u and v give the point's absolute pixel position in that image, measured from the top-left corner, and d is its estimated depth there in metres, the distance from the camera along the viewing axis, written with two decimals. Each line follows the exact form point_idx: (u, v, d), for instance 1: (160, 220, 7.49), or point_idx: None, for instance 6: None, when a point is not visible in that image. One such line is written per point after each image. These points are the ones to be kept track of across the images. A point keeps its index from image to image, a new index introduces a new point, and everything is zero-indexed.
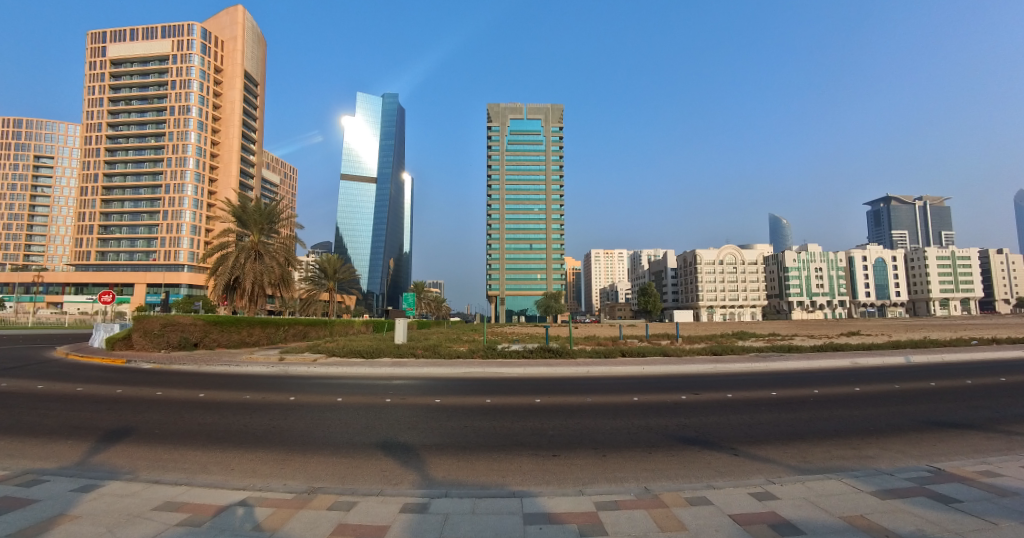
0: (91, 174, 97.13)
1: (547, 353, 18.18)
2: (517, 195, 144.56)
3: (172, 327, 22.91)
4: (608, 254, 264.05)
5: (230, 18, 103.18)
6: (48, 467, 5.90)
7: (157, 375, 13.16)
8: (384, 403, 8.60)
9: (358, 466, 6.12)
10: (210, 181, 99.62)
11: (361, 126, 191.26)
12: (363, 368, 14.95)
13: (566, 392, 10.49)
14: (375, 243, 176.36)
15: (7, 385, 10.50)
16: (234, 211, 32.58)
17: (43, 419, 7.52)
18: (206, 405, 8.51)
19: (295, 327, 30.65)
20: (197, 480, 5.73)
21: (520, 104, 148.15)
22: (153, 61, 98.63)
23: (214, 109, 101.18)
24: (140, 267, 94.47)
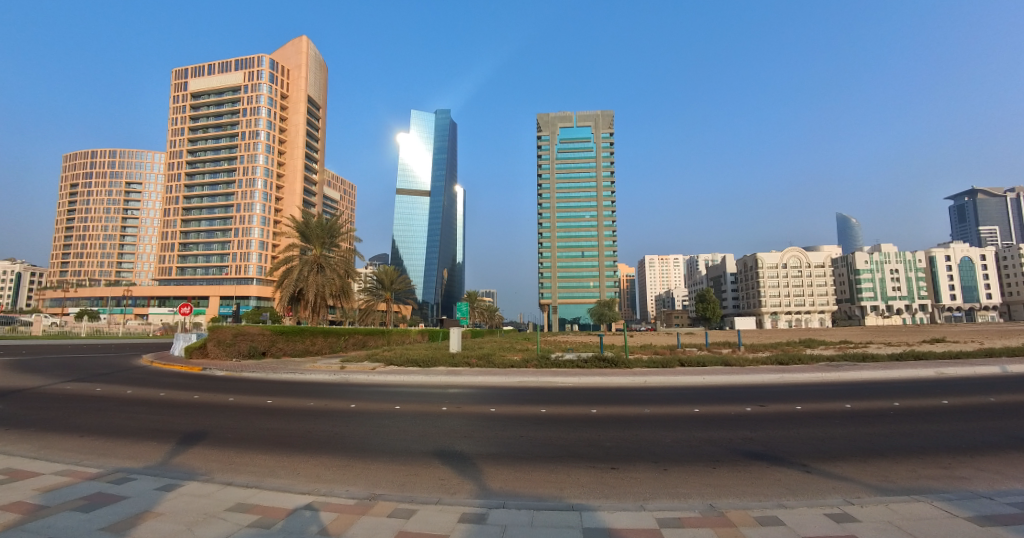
0: (175, 196, 106.47)
1: (601, 364, 17.72)
2: (568, 202, 144.20)
3: (242, 336, 24.40)
4: (663, 260, 256.31)
5: (295, 48, 110.72)
6: (135, 467, 6.37)
7: (228, 383, 13.98)
8: (439, 411, 8.65)
9: (416, 474, 6.18)
10: (277, 199, 106.07)
11: (414, 142, 196.57)
12: (418, 376, 15.24)
13: (621, 401, 10.19)
14: (429, 254, 181.64)
15: (101, 389, 11.52)
16: (298, 227, 34.37)
17: (128, 421, 8.17)
18: (271, 411, 8.94)
19: (354, 336, 31.78)
20: (266, 483, 5.99)
21: (570, 112, 147.58)
22: (228, 92, 106.81)
23: (281, 132, 108.33)
24: (215, 281, 101.43)
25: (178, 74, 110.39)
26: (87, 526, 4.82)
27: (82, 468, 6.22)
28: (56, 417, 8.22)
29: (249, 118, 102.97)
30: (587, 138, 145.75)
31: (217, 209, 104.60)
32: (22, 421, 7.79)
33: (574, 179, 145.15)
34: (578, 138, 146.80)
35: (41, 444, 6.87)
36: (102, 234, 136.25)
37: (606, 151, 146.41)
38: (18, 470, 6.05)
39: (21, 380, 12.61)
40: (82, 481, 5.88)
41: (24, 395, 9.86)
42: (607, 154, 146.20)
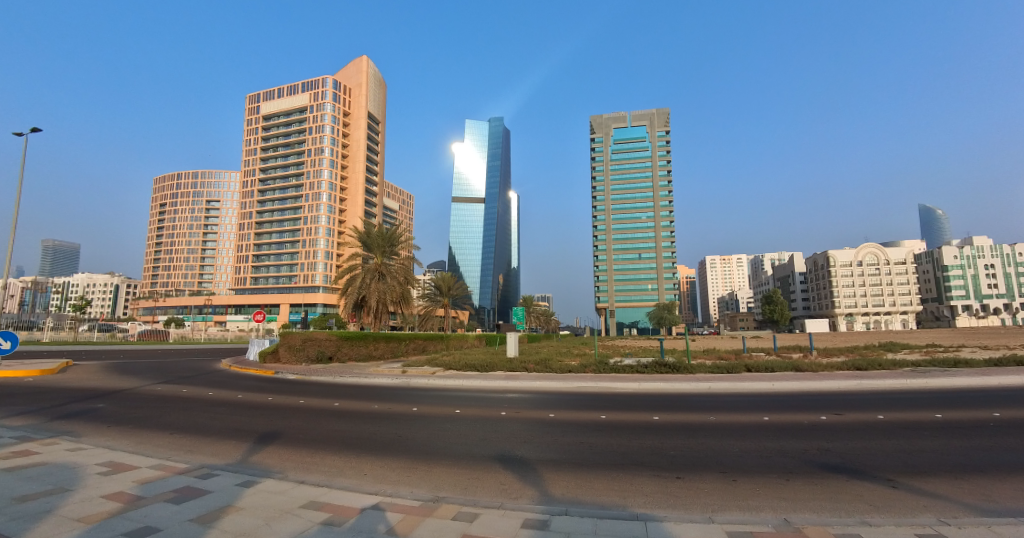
0: (249, 212, 114.47)
1: (662, 369, 17.22)
2: (624, 204, 141.85)
3: (311, 341, 25.81)
4: (726, 260, 245.34)
5: (356, 68, 116.23)
6: (218, 462, 6.79)
7: (298, 386, 14.74)
8: (498, 415, 8.70)
9: (477, 477, 6.23)
10: (340, 211, 111.32)
11: (469, 152, 199.50)
12: (477, 381, 15.45)
13: (684, 408, 9.86)
14: (485, 261, 184.25)
15: (188, 391, 12.52)
16: (361, 237, 35.81)
17: (211, 421, 8.80)
18: (338, 413, 9.36)
19: (414, 341, 32.72)
20: (336, 482, 6.21)
21: (624, 112, 145.98)
22: (295, 112, 113.67)
23: (343, 148, 113.71)
24: (285, 289, 107.95)
25: (251, 99, 118.99)
26: (177, 517, 5.21)
27: (172, 464, 6.72)
28: (152, 414, 9.04)
29: (315, 135, 109.04)
30: (642, 137, 143.24)
31: (286, 222, 111.13)
32: (124, 417, 8.62)
33: (629, 180, 142.73)
34: (633, 138, 144.64)
35: (137, 440, 7.50)
36: (186, 249, 148.84)
37: (663, 150, 142.97)
38: (121, 462, 6.67)
39: (121, 383, 13.99)
40: (173, 475, 6.38)
41: (127, 394, 10.98)
42: (664, 153, 142.57)
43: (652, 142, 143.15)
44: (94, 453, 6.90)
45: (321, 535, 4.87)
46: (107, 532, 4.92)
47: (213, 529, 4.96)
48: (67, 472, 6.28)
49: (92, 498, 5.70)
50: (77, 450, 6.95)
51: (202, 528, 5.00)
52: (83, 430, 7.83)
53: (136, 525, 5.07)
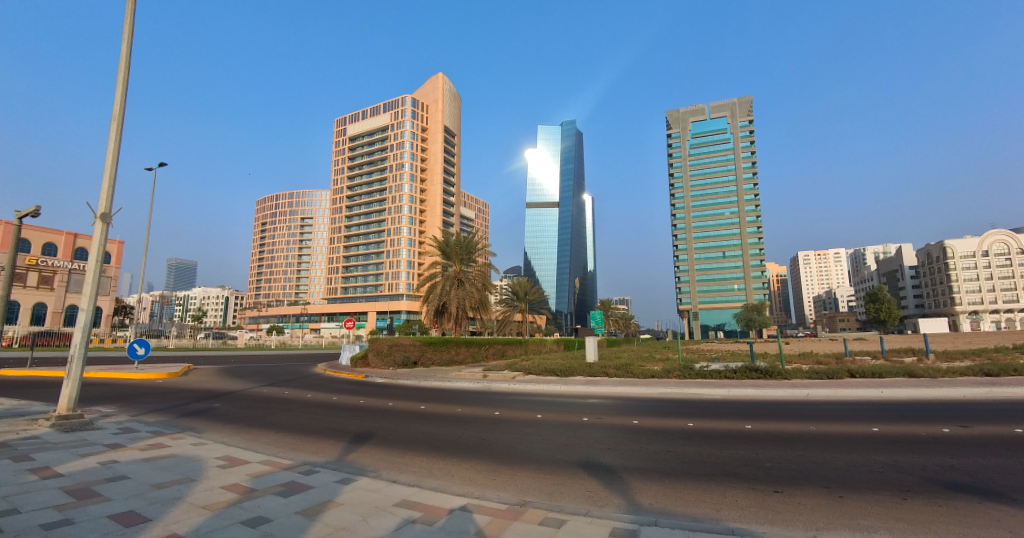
0: (338, 227, 123.37)
1: (753, 375, 16.18)
2: (704, 200, 135.81)
3: (397, 347, 26.83)
4: (821, 255, 224.57)
5: (433, 85, 120.95)
6: (318, 460, 7.12)
7: (386, 390, 15.59)
8: (580, 421, 8.60)
9: (563, 483, 5.95)
10: (420, 222, 116.18)
11: (541, 156, 200.30)
12: (556, 386, 15.51)
13: (783, 417, 9.16)
14: (561, 264, 184.23)
15: (292, 393, 13.71)
16: (440, 246, 37.26)
17: (310, 421, 9.50)
18: (424, 417, 9.71)
19: (494, 346, 33.40)
20: (425, 482, 6.14)
21: (703, 105, 140.18)
22: (377, 132, 120.78)
23: (422, 161, 118.62)
24: (372, 298, 114.37)
25: (338, 123, 128.46)
26: (286, 510, 5.57)
27: (278, 459, 7.16)
28: (261, 414, 9.97)
29: (396, 152, 115.15)
30: (724, 130, 136.38)
31: (372, 235, 118.12)
32: (237, 416, 9.55)
33: (709, 175, 136.37)
34: (713, 131, 138.02)
35: (248, 437, 8.24)
36: (283, 262, 163.47)
37: (746, 141, 134.95)
38: (235, 456, 7.24)
39: (234, 385, 15.55)
40: (279, 470, 6.74)
41: (243, 396, 12.24)
42: (748, 144, 134.49)
43: (735, 133, 135.62)
44: (213, 448, 7.64)
45: (414, 534, 4.94)
46: (226, 519, 5.40)
47: (315, 525, 5.18)
48: (192, 463, 6.97)
49: (214, 488, 6.25)
50: (200, 443, 7.78)
51: (306, 522, 5.28)
52: (204, 427, 8.78)
53: (250, 514, 5.52)
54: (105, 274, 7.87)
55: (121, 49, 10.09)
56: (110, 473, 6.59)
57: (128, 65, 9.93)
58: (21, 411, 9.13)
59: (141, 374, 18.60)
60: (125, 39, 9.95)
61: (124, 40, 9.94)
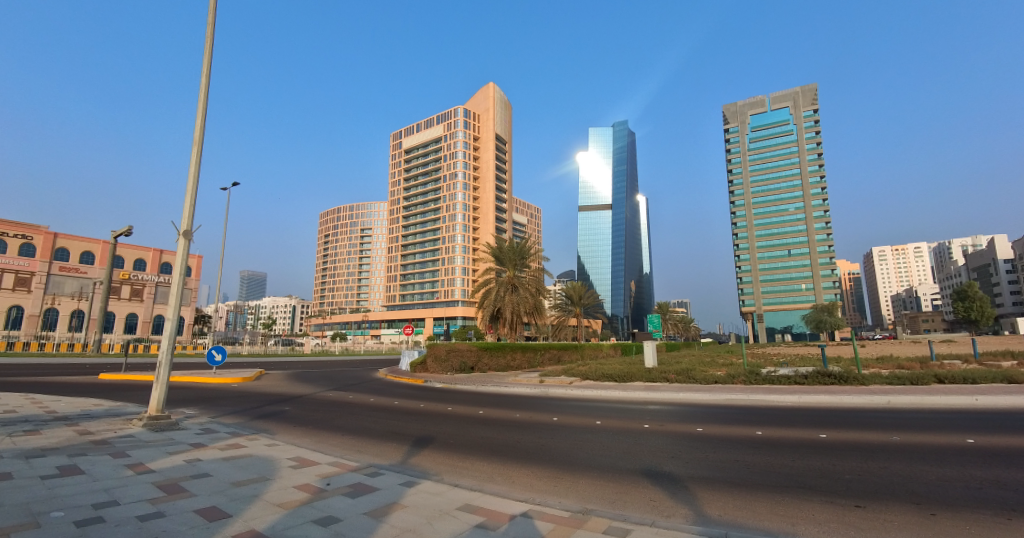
0: (395, 236, 128.05)
1: (826, 380, 15.27)
2: (766, 196, 129.87)
3: (454, 352, 27.53)
4: (899, 251, 206.86)
5: (484, 94, 122.84)
6: (382, 463, 7.30)
7: (446, 394, 15.95)
8: (641, 428, 8.43)
9: (625, 492, 5.79)
10: (473, 229, 118.19)
11: (593, 159, 198.64)
12: (615, 391, 15.29)
13: (862, 427, 8.57)
14: (615, 268, 181.49)
15: (356, 397, 14.34)
16: (493, 252, 37.68)
17: (372, 424, 9.87)
18: (483, 421, 9.88)
19: (550, 351, 33.34)
20: (487, 488, 6.10)
21: (763, 96, 133.89)
22: (431, 143, 124.43)
23: (475, 170, 120.70)
24: (429, 304, 117.40)
25: (394, 138, 133.73)
26: (355, 509, 5.69)
27: (345, 462, 7.39)
28: (328, 417, 10.48)
29: (450, 162, 118.18)
30: (786, 121, 129.86)
31: (428, 243, 121.57)
32: (307, 419, 10.07)
33: (770, 169, 130.39)
34: (775, 123, 131.58)
35: (316, 439, 8.69)
36: (345, 272, 171.42)
37: (811, 131, 127.59)
38: (305, 458, 7.58)
39: (302, 389, 16.46)
40: (347, 471, 6.92)
41: (311, 399, 12.90)
42: (813, 135, 127.07)
43: (798, 124, 128.62)
44: (285, 449, 8.09)
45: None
46: (299, 517, 5.65)
47: (381, 526, 5.27)
48: (267, 463, 7.37)
49: (288, 487, 6.50)
50: (273, 445, 8.23)
51: (374, 522, 5.39)
52: (276, 429, 9.32)
53: (322, 512, 5.72)
54: (187, 287, 8.46)
55: (201, 74, 10.78)
56: (195, 470, 7.09)
57: (208, 90, 10.60)
58: (118, 411, 10.02)
59: (219, 378, 20.03)
60: (206, 66, 10.64)
61: (204, 68, 10.63)
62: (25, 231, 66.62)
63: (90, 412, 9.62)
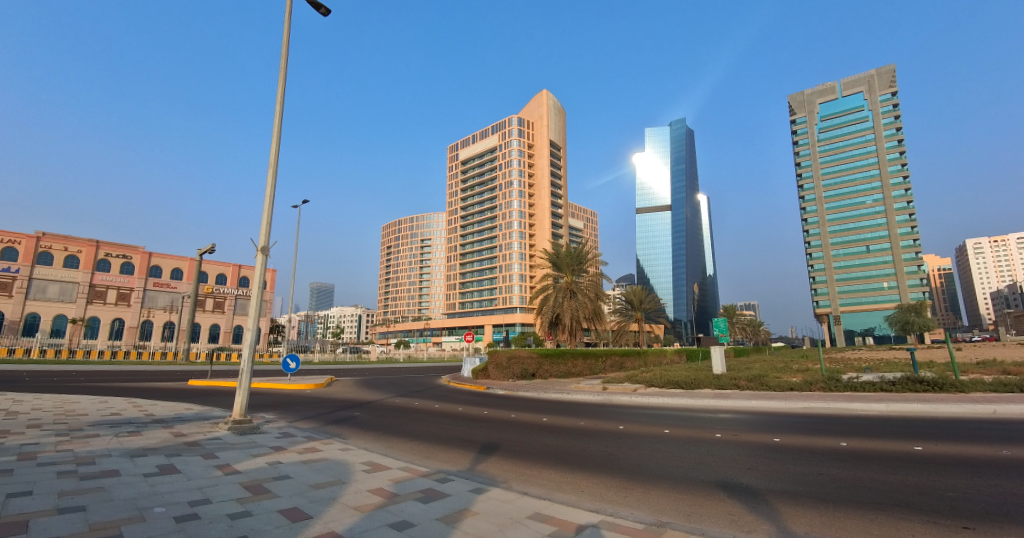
0: (454, 245, 132.02)
1: (917, 387, 14.14)
2: (839, 189, 121.98)
3: (514, 359, 27.63)
4: (999, 241, 185.98)
5: (538, 102, 123.57)
6: (451, 469, 7.46)
7: (508, 401, 16.13)
8: (713, 438, 8.12)
9: (701, 504, 5.59)
10: (530, 236, 118.88)
11: (650, 160, 194.57)
12: (683, 399, 14.86)
13: (970, 440, 7.74)
14: (677, 270, 176.56)
15: (423, 403, 14.78)
16: (551, 258, 37.93)
17: (439, 431, 10.10)
18: (547, 429, 9.89)
19: (612, 358, 32.96)
20: (556, 496, 6.09)
21: (833, 82, 126.05)
22: (487, 153, 127.26)
23: (530, 177, 121.59)
24: (488, 311, 119.23)
25: (451, 150, 138.43)
26: (428, 515, 5.85)
27: (415, 467, 7.61)
28: (396, 423, 10.86)
29: (505, 170, 120.21)
30: (861, 108, 121.42)
31: (485, 251, 123.97)
32: (376, 425, 10.47)
33: (843, 159, 122.53)
34: (847, 110, 123.52)
35: (387, 444, 9.03)
36: (406, 281, 178.09)
37: (890, 116, 118.39)
38: (377, 463, 7.87)
39: (371, 395, 17.14)
40: (418, 477, 7.13)
41: (380, 405, 13.44)
42: (891, 120, 118.04)
43: (874, 110, 119.85)
44: (358, 453, 8.42)
45: None
46: (376, 521, 5.88)
47: (456, 531, 5.39)
48: (342, 467, 7.73)
49: (363, 490, 6.76)
50: (347, 449, 8.63)
51: (447, 528, 5.51)
52: (349, 433, 9.78)
53: (396, 517, 5.91)
54: (265, 301, 9.02)
55: (276, 98, 11.51)
56: (278, 472, 7.55)
57: (282, 114, 11.28)
58: (207, 415, 10.88)
59: (295, 384, 21.31)
60: (279, 90, 11.31)
61: (279, 93, 11.31)
62: (125, 251, 73.87)
63: (183, 416, 10.51)
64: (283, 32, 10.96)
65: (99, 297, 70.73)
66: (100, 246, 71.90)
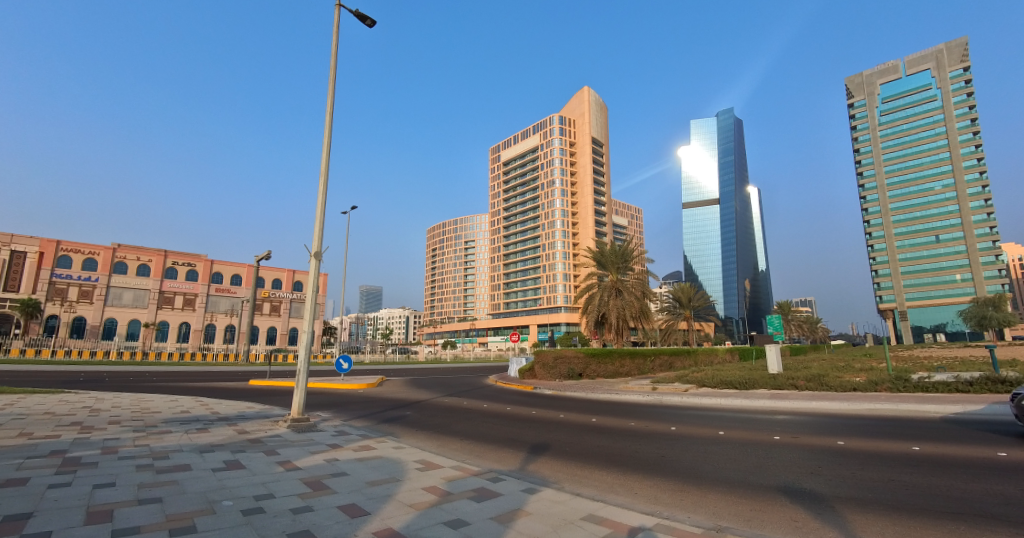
0: (497, 246, 133.53)
1: (1000, 387, 13.19)
2: (903, 176, 114.80)
3: (561, 359, 27.68)
4: None
5: (579, 99, 122.29)
6: (503, 468, 7.56)
7: (555, 401, 16.13)
8: (771, 440, 7.86)
9: (761, 510, 5.42)
10: (573, 234, 117.99)
11: (698, 152, 189.68)
12: (737, 400, 14.43)
13: None
14: (727, 267, 171.35)
15: (472, 403, 15.04)
16: (595, 256, 37.63)
17: (488, 431, 10.25)
18: (596, 430, 9.84)
19: (660, 357, 32.24)
20: (609, 498, 6.06)
21: (896, 61, 118.84)
22: (528, 153, 127.44)
23: (572, 175, 120.76)
24: (532, 311, 119.59)
25: (493, 152, 139.89)
26: (483, 514, 5.92)
27: (467, 466, 7.73)
28: (446, 422, 11.09)
29: (547, 170, 120.15)
30: (928, 86, 113.30)
31: (528, 251, 124.55)
32: (427, 424, 10.76)
33: (907, 144, 115.04)
34: (913, 89, 115.65)
35: (438, 443, 9.25)
36: (451, 282, 181.59)
37: (962, 94, 109.53)
38: (430, 462, 8.06)
39: (421, 395, 17.56)
40: (469, 476, 7.24)
41: (430, 405, 13.74)
42: (964, 97, 108.83)
43: (944, 88, 111.34)
44: (411, 452, 8.67)
45: None
46: (431, 519, 6.01)
47: (512, 531, 5.46)
48: (396, 465, 7.95)
49: (417, 488, 6.95)
50: (400, 448, 8.88)
51: (501, 527, 5.58)
52: (401, 432, 10.08)
53: (451, 515, 6.04)
54: (319, 304, 9.38)
55: (326, 107, 11.86)
56: (335, 470, 7.86)
57: (332, 124, 11.61)
58: (268, 413, 11.44)
59: (347, 384, 22.10)
60: (328, 101, 11.67)
61: (329, 103, 11.68)
62: (190, 259, 78.39)
63: (245, 414, 11.11)
64: (331, 44, 11.29)
65: (168, 302, 75.55)
66: (167, 254, 76.55)
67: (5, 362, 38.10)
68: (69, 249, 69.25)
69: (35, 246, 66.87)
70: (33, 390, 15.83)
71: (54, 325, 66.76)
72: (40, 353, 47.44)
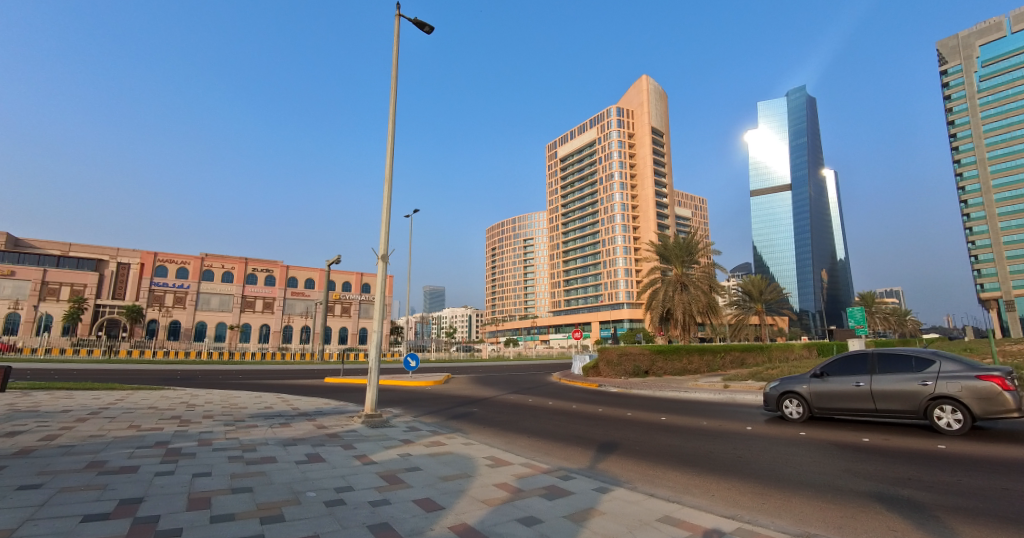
0: (557, 243, 134.08)
1: None
2: (1007, 147, 102.58)
3: (626, 356, 27.52)
4: None
5: (636, 88, 118.93)
6: (572, 466, 7.60)
7: (621, 399, 16.01)
8: (861, 444, 7.40)
9: (853, 517, 5.13)
10: (634, 229, 115.38)
11: (766, 135, 180.37)
12: None
13: None
14: (803, 257, 161.83)
15: (538, 400, 15.18)
16: (658, 249, 36.72)
17: (556, 429, 10.33)
18: (666, 430, 9.68)
19: (731, 353, 30.87)
20: (685, 500, 5.95)
21: (999, 17, 107.92)
22: (586, 148, 125.92)
23: (632, 168, 117.92)
24: (594, 308, 118.83)
25: (550, 149, 139.75)
26: (555, 512, 5.99)
27: (536, 464, 7.84)
28: (513, 419, 11.26)
29: (605, 163, 118.23)
30: None
31: (588, 247, 123.84)
32: (494, 421, 10.98)
33: (1011, 112, 102.84)
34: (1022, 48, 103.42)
35: (506, 440, 9.45)
36: (512, 281, 183.87)
37: None
38: (499, 458, 8.23)
39: (488, 392, 17.89)
40: (540, 473, 7.35)
41: (496, 402, 14.02)
42: None
43: None
44: (481, 448, 8.92)
45: None
46: (505, 515, 6.16)
47: (588, 529, 5.49)
48: (467, 461, 8.20)
49: (488, 485, 7.12)
50: (469, 444, 9.15)
51: (575, 527, 5.60)
52: (469, 429, 10.37)
53: (524, 512, 6.15)
54: (387, 308, 9.77)
55: (389, 116, 12.18)
56: (410, 464, 8.22)
57: (395, 133, 11.90)
58: (343, 409, 12.11)
59: (416, 381, 22.92)
60: (391, 110, 11.98)
61: (392, 112, 11.98)
62: (267, 266, 83.87)
63: (323, 410, 11.82)
64: (393, 55, 11.56)
65: (250, 306, 81.23)
66: (247, 262, 82.29)
67: (114, 362, 42.21)
68: (165, 260, 76.16)
69: (137, 258, 74.95)
70: (141, 386, 17.58)
71: (154, 328, 73.84)
72: (144, 352, 52.17)
